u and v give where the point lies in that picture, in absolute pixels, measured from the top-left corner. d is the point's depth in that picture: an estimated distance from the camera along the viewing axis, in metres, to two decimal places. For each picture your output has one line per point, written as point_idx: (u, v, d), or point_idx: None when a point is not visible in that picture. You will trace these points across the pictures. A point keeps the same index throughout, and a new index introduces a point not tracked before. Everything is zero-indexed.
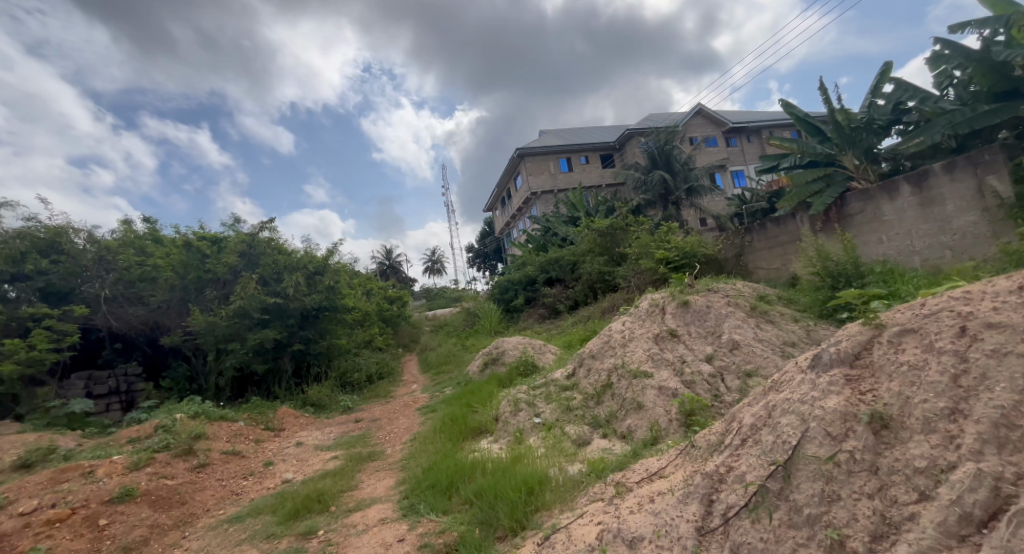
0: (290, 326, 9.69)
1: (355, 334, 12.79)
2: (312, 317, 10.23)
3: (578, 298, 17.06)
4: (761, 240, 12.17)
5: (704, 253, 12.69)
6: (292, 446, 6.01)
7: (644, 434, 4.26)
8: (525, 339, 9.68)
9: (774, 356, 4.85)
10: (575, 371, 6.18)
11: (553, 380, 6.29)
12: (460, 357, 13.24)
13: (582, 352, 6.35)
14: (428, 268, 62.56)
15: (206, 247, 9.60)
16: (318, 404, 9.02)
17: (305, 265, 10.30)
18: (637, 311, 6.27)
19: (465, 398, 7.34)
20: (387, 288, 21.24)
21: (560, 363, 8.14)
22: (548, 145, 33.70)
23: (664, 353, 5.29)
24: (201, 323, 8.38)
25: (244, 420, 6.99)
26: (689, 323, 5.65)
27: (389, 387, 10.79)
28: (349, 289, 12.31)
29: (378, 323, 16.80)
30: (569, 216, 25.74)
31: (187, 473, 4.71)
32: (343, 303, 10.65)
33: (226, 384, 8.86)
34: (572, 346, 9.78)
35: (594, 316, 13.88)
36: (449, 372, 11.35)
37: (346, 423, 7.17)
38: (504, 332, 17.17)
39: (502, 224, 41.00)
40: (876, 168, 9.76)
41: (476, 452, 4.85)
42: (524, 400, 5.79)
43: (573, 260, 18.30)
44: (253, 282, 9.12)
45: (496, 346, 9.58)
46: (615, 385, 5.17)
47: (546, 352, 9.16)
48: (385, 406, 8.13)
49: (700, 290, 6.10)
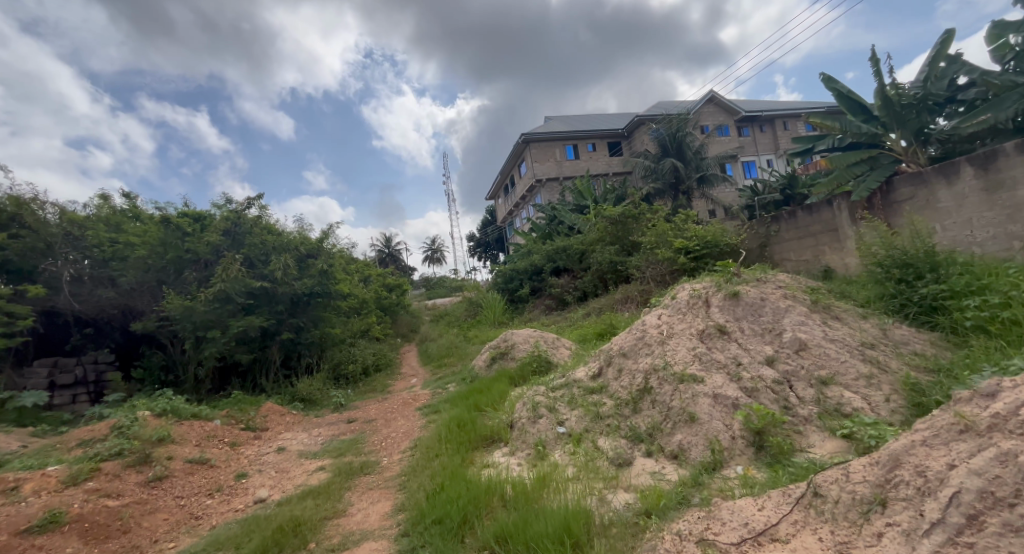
0: (278, 313, 8.83)
1: (351, 323, 11.97)
2: (303, 304, 9.36)
3: (587, 289, 16.22)
4: (789, 229, 11.27)
5: (726, 242, 11.95)
6: (271, 452, 5.17)
7: (701, 455, 3.42)
8: (536, 332, 8.87)
9: (851, 360, 3.99)
10: (602, 371, 5.35)
11: (576, 381, 5.46)
12: (464, 350, 12.46)
13: (609, 350, 5.52)
14: (428, 257, 61.67)
15: (186, 224, 8.71)
16: (308, 399, 8.19)
17: (294, 246, 9.43)
18: (674, 303, 5.42)
19: (472, 398, 6.52)
20: (386, 276, 20.40)
21: (577, 360, 7.33)
22: (554, 130, 32.63)
23: (713, 354, 4.43)
24: (177, 308, 7.49)
25: (220, 419, 6.17)
26: (741, 318, 4.80)
27: (387, 381, 9.99)
28: (345, 275, 11.46)
29: (376, 312, 15.98)
30: (576, 204, 24.85)
31: (138, 491, 3.87)
32: (336, 289, 9.79)
33: (206, 376, 7.99)
34: (587, 342, 8.96)
35: (606, 308, 13.04)
36: (454, 365, 10.58)
37: (337, 423, 6.34)
38: (509, 323, 16.34)
39: (504, 213, 40.05)
40: (926, 151, 8.87)
41: (489, 469, 4.02)
42: (544, 405, 4.96)
43: (582, 249, 17.45)
44: (237, 263, 8.23)
45: (503, 339, 8.77)
46: (656, 391, 4.32)
47: (559, 347, 8.35)
48: (382, 404, 7.31)
49: (750, 280, 5.23)
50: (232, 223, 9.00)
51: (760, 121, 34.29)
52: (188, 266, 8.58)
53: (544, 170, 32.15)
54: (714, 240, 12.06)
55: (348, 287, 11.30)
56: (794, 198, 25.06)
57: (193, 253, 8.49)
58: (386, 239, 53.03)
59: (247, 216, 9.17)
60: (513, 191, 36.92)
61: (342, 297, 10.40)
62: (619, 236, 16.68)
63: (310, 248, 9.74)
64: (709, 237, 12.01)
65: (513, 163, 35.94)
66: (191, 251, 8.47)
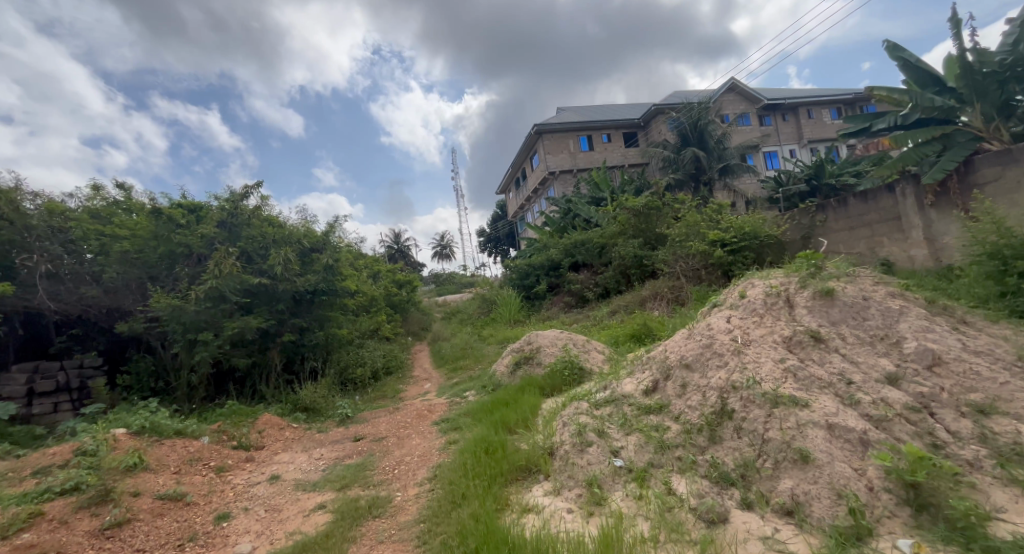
0: (280, 313, 8.02)
1: (359, 323, 11.16)
2: (307, 303, 8.54)
3: (608, 285, 15.27)
4: (839, 219, 10.27)
5: (766, 234, 10.95)
6: (261, 482, 4.32)
7: (832, 517, 2.49)
8: (563, 333, 7.96)
9: (1007, 380, 3.04)
10: (660, 386, 4.44)
11: (627, 398, 4.55)
12: (481, 350, 11.66)
13: (665, 359, 4.61)
14: (437, 254, 61.02)
15: (180, 216, 7.91)
16: (312, 409, 7.38)
17: (291, 241, 8.53)
18: (745, 304, 4.47)
19: (498, 412, 5.66)
20: (397, 272, 19.63)
21: (615, 368, 6.42)
22: (568, 121, 31.59)
23: (812, 369, 3.49)
24: (164, 308, 6.68)
25: (207, 437, 5.36)
26: (839, 323, 3.84)
27: (398, 387, 9.19)
28: (353, 271, 10.64)
29: (386, 309, 15.20)
30: (592, 197, 23.85)
31: (86, 546, 3.03)
32: (343, 286, 8.97)
33: (200, 383, 7.19)
34: (621, 345, 8.04)
35: (632, 306, 12.10)
36: (472, 368, 9.76)
37: (342, 442, 5.50)
38: (525, 321, 15.48)
39: (516, 207, 39.14)
40: (1009, 126, 8.06)
41: (534, 520, 3.12)
42: (592, 429, 4.05)
43: (602, 243, 16.52)
44: (232, 258, 7.42)
45: (529, 340, 7.91)
46: (741, 416, 3.38)
47: (590, 351, 7.42)
48: (394, 416, 6.48)
49: (843, 274, 4.24)
50: (227, 214, 8.19)
51: (782, 110, 33.32)
52: (180, 262, 7.79)
53: (558, 162, 31.14)
54: (754, 232, 11.03)
55: (356, 284, 10.49)
56: (821, 188, 24.12)
57: (186, 247, 7.68)
58: (396, 234, 52.37)
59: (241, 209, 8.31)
60: (524, 185, 35.99)
61: (350, 295, 9.59)
62: (642, 229, 15.77)
63: (301, 248, 8.73)
64: (748, 228, 11.01)
65: (526, 155, 34.98)
66: (184, 245, 7.67)
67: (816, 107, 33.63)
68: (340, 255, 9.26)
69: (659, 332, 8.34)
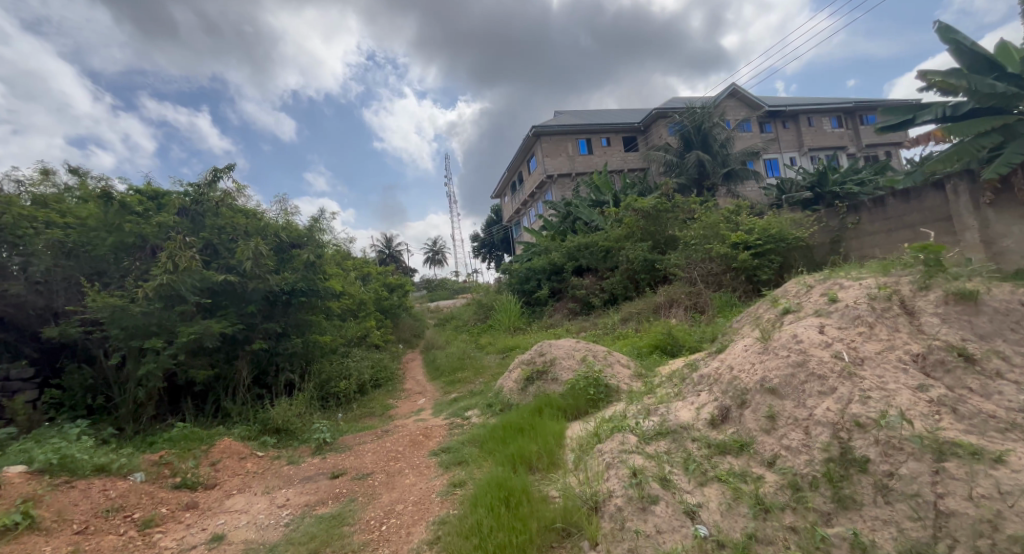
0: (249, 317, 6.87)
1: (345, 329, 10.02)
2: (283, 305, 7.39)
3: (615, 291, 14.28)
4: (875, 221, 9.48)
5: (794, 236, 10.02)
6: (199, 545, 3.20)
7: None
8: (580, 344, 6.91)
9: None
10: (732, 416, 3.39)
11: (686, 432, 3.49)
12: (480, 360, 10.60)
13: (735, 381, 3.56)
14: (429, 259, 59.90)
15: (132, 202, 6.76)
16: (285, 430, 6.24)
17: (263, 233, 7.38)
18: (841, 309, 3.44)
19: (512, 440, 4.59)
20: (388, 275, 18.49)
21: (648, 386, 5.37)
22: (566, 123, 30.78)
23: (978, 403, 2.48)
24: (103, 309, 5.51)
25: (142, 474, 4.22)
26: (991, 338, 2.83)
27: (388, 403, 8.07)
28: (339, 271, 9.52)
29: (375, 314, 14.07)
30: (593, 200, 23.01)
31: None
32: (326, 286, 7.84)
33: (149, 400, 6.02)
34: (646, 358, 7.00)
35: (644, 313, 11.12)
36: (473, 381, 8.70)
37: (317, 479, 4.37)
38: (525, 328, 14.44)
39: (511, 211, 38.23)
40: None
41: None
42: (650, 476, 2.99)
43: (608, 246, 15.56)
44: (191, 251, 6.28)
45: (540, 352, 6.85)
46: (884, 471, 2.34)
47: (614, 364, 6.37)
48: (383, 443, 5.37)
49: (977, 271, 3.23)
50: (189, 201, 7.05)
51: (784, 117, 32.98)
52: (131, 255, 6.63)
53: (556, 165, 30.27)
54: (780, 234, 10.10)
55: (342, 285, 9.36)
56: (824, 196, 23.58)
57: (137, 237, 6.53)
58: (387, 238, 51.14)
59: (206, 195, 7.17)
60: (521, 189, 35.12)
61: (333, 297, 8.46)
62: (651, 231, 14.87)
63: (277, 242, 7.58)
64: (774, 230, 10.07)
65: (522, 158, 34.07)
66: (134, 235, 6.52)
67: (817, 115, 33.29)
68: (323, 252, 8.15)
69: (687, 343, 7.33)
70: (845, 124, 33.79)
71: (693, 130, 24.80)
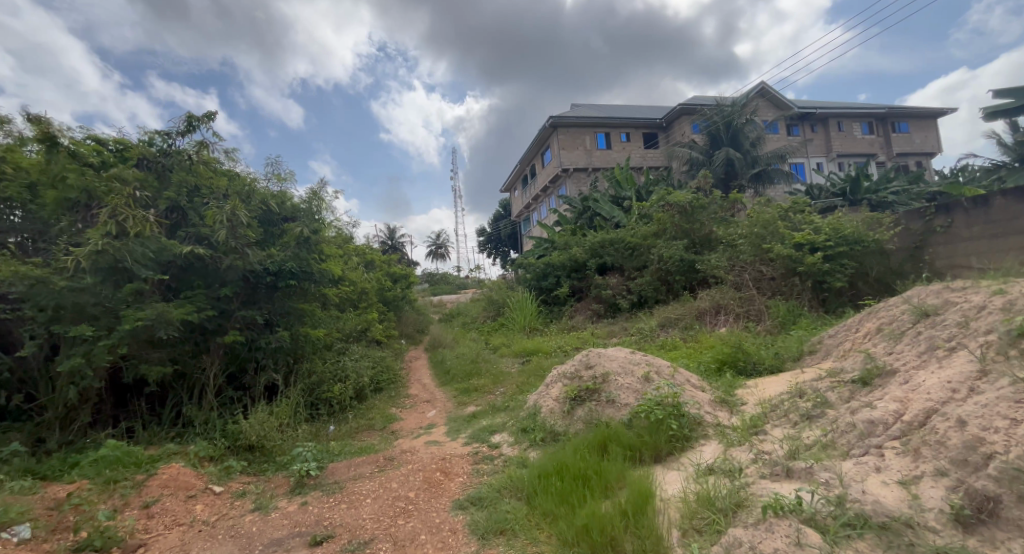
0: (223, 301, 5.41)
1: (341, 322, 8.59)
2: (269, 289, 5.90)
3: (644, 294, 12.84)
4: (975, 224, 8.10)
5: (871, 238, 8.60)
6: None
7: None
8: (637, 356, 5.48)
9: None
10: (1010, 517, 1.88)
11: (914, 538, 1.97)
12: (496, 365, 9.21)
13: (992, 449, 2.10)
14: (433, 253, 58.54)
15: (81, 149, 5.30)
16: (259, 449, 4.82)
17: (246, 199, 5.90)
18: None
19: (576, 499, 3.15)
20: (392, 264, 17.04)
21: (750, 421, 3.92)
22: (585, 116, 29.32)
23: None
24: (16, 282, 4.07)
25: (25, 530, 2.80)
26: None
27: (391, 415, 6.67)
28: (339, 254, 8.10)
29: (377, 305, 12.66)
30: (614, 195, 21.74)
31: None
32: (323, 269, 6.42)
33: (82, 403, 4.59)
34: (716, 376, 5.58)
35: (686, 320, 9.72)
36: (492, 391, 7.30)
37: (292, 546, 2.95)
38: (542, 328, 13.06)
39: (521, 205, 36.78)
40: None
41: None
42: None
43: (636, 244, 14.14)
44: (147, 212, 4.83)
45: (586, 364, 5.43)
46: None
47: (684, 385, 4.94)
48: (387, 480, 3.95)
49: None
50: (155, 154, 5.56)
51: (812, 121, 31.64)
52: (77, 215, 5.19)
53: (573, 159, 28.77)
54: (855, 235, 8.66)
55: (340, 270, 7.95)
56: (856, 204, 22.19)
57: (82, 192, 5.05)
58: (391, 229, 49.65)
59: (179, 146, 5.70)
60: (533, 183, 33.66)
61: (331, 283, 7.04)
62: (685, 229, 13.46)
63: (263, 211, 6.13)
64: (848, 231, 8.64)
65: (537, 150, 32.57)
66: (79, 190, 5.03)
67: (846, 121, 31.92)
68: (320, 228, 6.75)
69: (764, 360, 5.91)
70: (875, 131, 32.42)
71: (722, 126, 23.80)
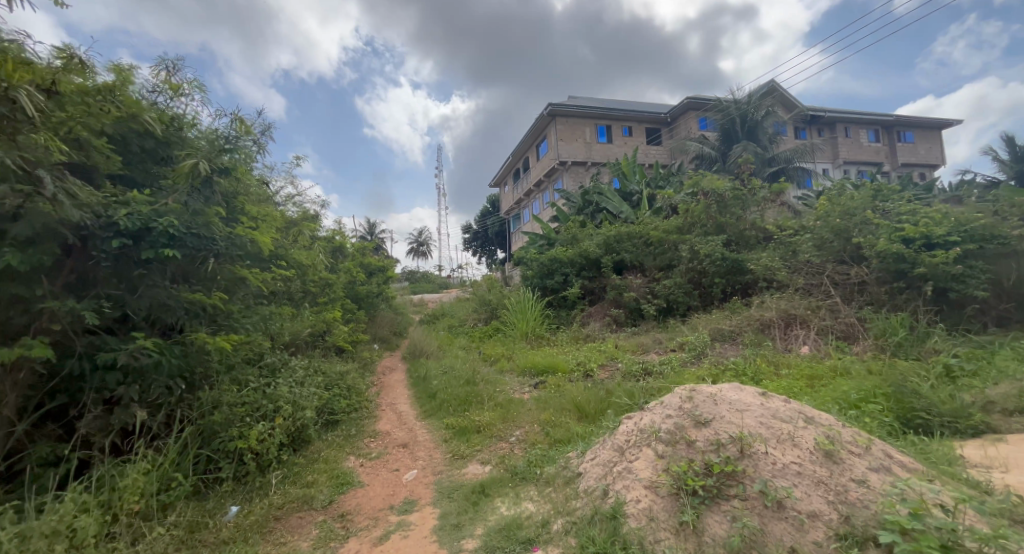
0: (22, 285, 2.81)
1: (282, 324, 6.02)
2: (131, 267, 3.30)
3: (673, 299, 10.59)
4: None
5: (1007, 236, 6.52)
6: None
7: None
8: (781, 406, 3.07)
9: None
10: None
11: None
12: (501, 389, 6.78)
13: None
14: (413, 250, 55.77)
15: None
16: None
17: (86, 105, 3.19)
18: None
19: None
20: (365, 254, 14.39)
21: None
22: (586, 106, 27.13)
23: None
24: None
25: None
26: None
27: (343, 482, 4.17)
28: (283, 226, 5.54)
29: (344, 301, 10.09)
30: (620, 189, 19.61)
31: None
32: (235, 238, 3.83)
33: None
34: (905, 441, 3.27)
35: (748, 334, 7.47)
36: (504, 438, 4.87)
37: None
38: (548, 336, 10.69)
39: (511, 201, 34.39)
40: None
41: None
42: None
43: (662, 240, 11.90)
44: None
45: (695, 420, 3.00)
46: None
47: (905, 472, 2.58)
48: None
49: None
50: None
51: (821, 125, 30.24)
52: None
53: (572, 151, 26.51)
54: (987, 231, 6.56)
55: (280, 250, 5.39)
56: None
57: None
58: (369, 222, 46.78)
59: None
60: (526, 177, 31.36)
61: (256, 264, 4.46)
62: (721, 224, 11.31)
63: (127, 133, 3.51)
64: (976, 226, 6.54)
65: (531, 141, 30.23)
66: None
67: (855, 127, 30.55)
68: (240, 174, 4.17)
69: (963, 413, 3.62)
70: (882, 139, 31.13)
71: (737, 121, 22.11)
